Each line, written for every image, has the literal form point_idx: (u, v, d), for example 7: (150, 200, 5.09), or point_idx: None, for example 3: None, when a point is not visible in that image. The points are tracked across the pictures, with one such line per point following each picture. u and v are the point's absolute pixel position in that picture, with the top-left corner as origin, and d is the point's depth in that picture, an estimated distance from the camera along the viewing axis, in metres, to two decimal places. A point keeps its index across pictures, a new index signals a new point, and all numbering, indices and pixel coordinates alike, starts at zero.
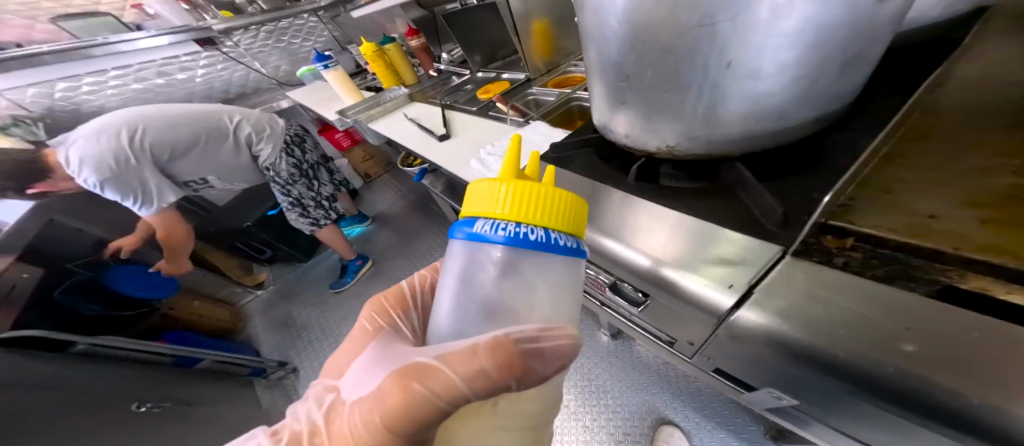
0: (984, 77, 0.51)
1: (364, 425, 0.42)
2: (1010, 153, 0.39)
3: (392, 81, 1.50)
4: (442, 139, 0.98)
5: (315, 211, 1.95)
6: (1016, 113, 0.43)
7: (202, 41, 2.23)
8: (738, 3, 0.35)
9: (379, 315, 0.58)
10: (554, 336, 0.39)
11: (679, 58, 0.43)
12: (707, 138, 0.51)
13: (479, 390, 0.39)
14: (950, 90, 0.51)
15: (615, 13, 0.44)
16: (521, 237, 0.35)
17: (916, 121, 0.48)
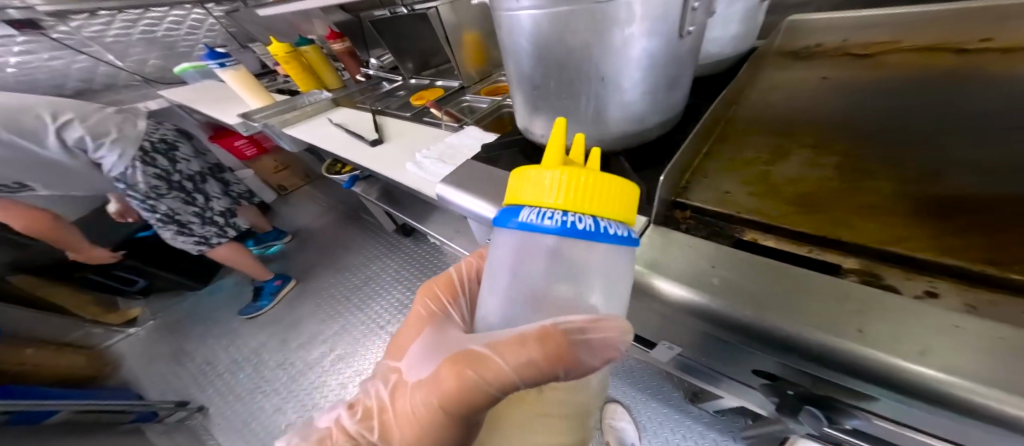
0: (767, 89, 0.71)
1: (420, 407, 0.43)
2: (773, 149, 0.56)
3: (311, 85, 1.39)
4: (375, 144, 1.00)
5: (204, 228, 1.73)
6: (781, 122, 0.61)
7: (20, 24, 1.93)
8: (600, 32, 0.47)
9: (434, 301, 0.61)
10: (600, 328, 0.39)
11: (571, 72, 0.54)
12: (598, 137, 0.62)
13: (527, 380, 0.39)
14: (746, 105, 0.68)
15: (524, 33, 0.53)
16: (572, 226, 0.32)
17: (730, 126, 0.65)
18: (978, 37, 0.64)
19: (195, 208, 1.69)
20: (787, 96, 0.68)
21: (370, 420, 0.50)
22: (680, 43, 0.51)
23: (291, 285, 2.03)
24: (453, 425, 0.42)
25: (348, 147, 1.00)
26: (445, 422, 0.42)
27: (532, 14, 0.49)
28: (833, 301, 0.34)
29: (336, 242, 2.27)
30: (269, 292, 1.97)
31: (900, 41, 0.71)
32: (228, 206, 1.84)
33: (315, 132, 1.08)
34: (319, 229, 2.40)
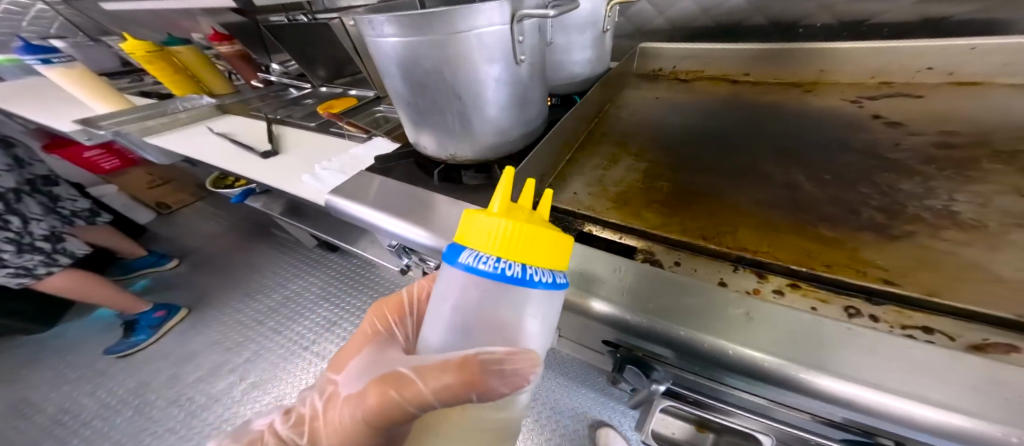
0: (623, 107, 0.83)
1: (348, 418, 0.43)
2: (614, 156, 0.65)
3: (189, 89, 1.26)
4: (265, 156, 0.88)
5: (23, 258, 1.28)
6: (623, 134, 0.72)
7: None
8: (442, 48, 0.43)
9: (381, 319, 0.57)
10: (517, 357, 0.35)
11: (429, 87, 0.48)
12: (468, 154, 0.56)
13: (442, 404, 0.37)
14: (603, 117, 0.79)
15: (385, 47, 0.45)
16: (503, 273, 0.31)
17: (589, 134, 0.74)
18: (741, 72, 0.86)
19: (9, 233, 1.23)
20: (631, 111, 0.81)
21: (302, 427, 0.48)
22: (528, 69, 0.51)
23: (180, 315, 1.76)
24: (378, 438, 0.41)
25: (233, 157, 0.90)
26: (370, 434, 0.42)
27: (393, 37, 0.43)
28: (703, 299, 0.37)
29: (239, 263, 2.03)
30: (147, 326, 1.67)
31: (703, 70, 0.90)
32: (57, 229, 1.41)
33: (193, 143, 0.98)
34: (224, 250, 2.12)
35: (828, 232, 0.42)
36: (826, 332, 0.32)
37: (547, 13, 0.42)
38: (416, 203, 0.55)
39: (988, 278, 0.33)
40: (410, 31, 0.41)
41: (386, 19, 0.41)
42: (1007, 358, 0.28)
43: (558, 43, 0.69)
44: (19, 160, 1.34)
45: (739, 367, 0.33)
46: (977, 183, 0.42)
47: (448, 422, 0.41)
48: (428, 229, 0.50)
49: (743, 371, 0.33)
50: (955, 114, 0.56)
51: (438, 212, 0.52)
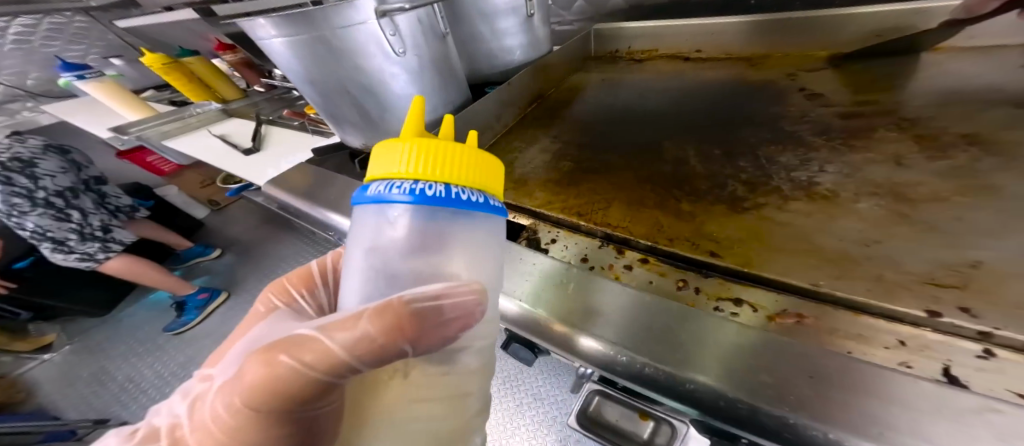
0: (569, 89, 0.82)
1: (225, 414, 0.29)
2: (534, 141, 0.67)
3: (203, 95, 1.39)
4: (248, 153, 1.00)
5: (83, 245, 1.51)
6: (553, 117, 0.73)
7: None
8: (318, 47, 0.48)
9: (279, 292, 0.43)
10: (456, 290, 0.28)
11: (323, 83, 0.53)
12: (378, 143, 0.62)
13: (366, 363, 0.27)
14: (544, 100, 0.79)
15: (275, 48, 0.50)
16: (424, 194, 0.23)
17: (521, 119, 0.75)
18: (694, 48, 0.79)
19: (71, 225, 1.45)
20: (584, 94, 0.78)
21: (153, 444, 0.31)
22: (417, 62, 0.54)
23: (221, 298, 1.83)
24: (270, 433, 0.29)
25: (223, 155, 1.03)
26: (255, 433, 0.28)
27: (277, 37, 0.47)
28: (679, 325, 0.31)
29: (269, 252, 2.02)
30: (194, 306, 1.76)
31: (656, 49, 0.84)
32: (108, 222, 1.61)
33: (194, 145, 1.12)
34: (260, 239, 2.11)
35: (686, 206, 0.43)
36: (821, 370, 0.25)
37: (403, 7, 0.47)
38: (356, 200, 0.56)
39: (805, 249, 0.33)
40: (289, 29, 0.46)
41: (263, 22, 0.45)
42: (794, 329, 0.29)
43: (483, 32, 0.72)
44: (75, 164, 1.53)
45: (696, 399, 0.28)
46: (856, 153, 0.40)
47: (379, 393, 0.29)
48: None
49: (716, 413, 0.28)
50: (885, 81, 0.51)
51: None
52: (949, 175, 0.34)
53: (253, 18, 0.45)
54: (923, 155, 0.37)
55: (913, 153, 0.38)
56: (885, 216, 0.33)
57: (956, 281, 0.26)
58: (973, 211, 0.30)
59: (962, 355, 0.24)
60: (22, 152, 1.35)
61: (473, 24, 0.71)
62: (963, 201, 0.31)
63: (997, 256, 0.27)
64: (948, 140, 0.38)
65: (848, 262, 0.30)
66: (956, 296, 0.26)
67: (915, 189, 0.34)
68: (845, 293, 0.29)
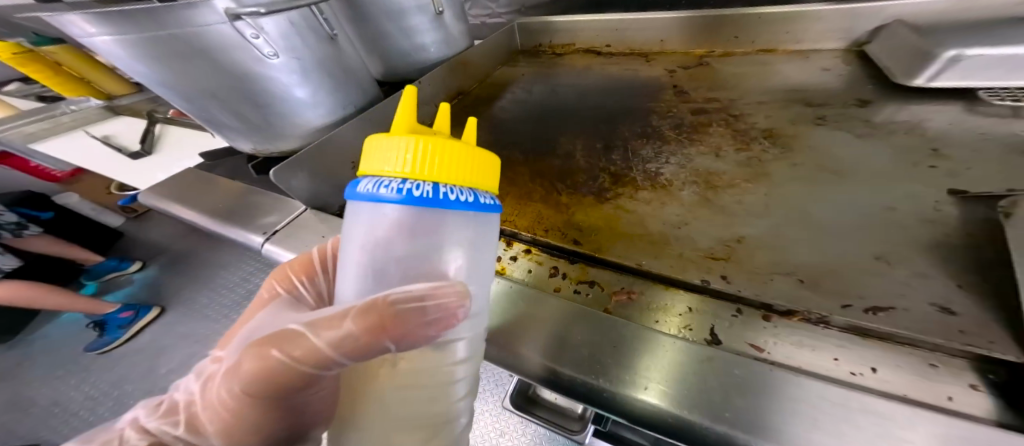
0: (492, 83, 0.83)
1: (225, 399, 0.32)
2: None
3: (80, 90, 1.15)
4: (134, 157, 0.91)
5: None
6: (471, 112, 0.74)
7: None
8: (165, 51, 0.45)
9: (282, 279, 0.43)
10: (439, 292, 0.28)
11: (185, 87, 0.52)
12: (269, 146, 0.64)
13: (349, 357, 0.29)
14: (463, 95, 0.79)
15: (105, 46, 0.46)
16: (410, 194, 0.23)
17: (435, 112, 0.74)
18: (605, 43, 0.83)
19: None
20: (508, 90, 0.79)
21: (172, 417, 0.35)
22: (296, 65, 0.54)
23: (151, 314, 1.49)
24: (264, 416, 0.32)
25: (109, 162, 0.93)
26: (258, 412, 0.31)
27: (105, 36, 0.43)
28: (568, 329, 0.33)
29: (210, 261, 1.63)
30: (116, 326, 1.44)
31: (573, 43, 0.86)
32: None
33: (72, 150, 0.98)
34: (196, 245, 1.71)
35: (564, 198, 0.48)
36: (709, 378, 0.27)
37: (259, 11, 0.44)
38: (255, 206, 0.57)
39: (638, 233, 0.39)
40: (118, 27, 0.42)
41: (80, 19, 0.41)
42: (625, 306, 0.35)
43: (390, 29, 0.70)
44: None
45: (576, 389, 0.31)
46: (693, 146, 0.48)
47: (373, 381, 0.32)
48: (262, 230, 0.53)
49: (631, 418, 0.29)
50: (734, 82, 0.59)
51: (266, 210, 0.56)
52: (744, 165, 0.42)
53: (60, 16, 0.40)
54: (734, 148, 0.45)
55: (728, 145, 0.46)
56: (696, 202, 0.40)
57: (725, 254, 0.34)
58: (749, 193, 0.38)
59: (720, 314, 0.31)
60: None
61: (380, 23, 0.69)
62: (746, 187, 0.39)
63: (752, 232, 0.35)
64: (754, 134, 0.47)
65: (663, 243, 0.37)
66: (721, 266, 0.33)
67: (720, 177, 0.42)
68: (657, 269, 0.35)
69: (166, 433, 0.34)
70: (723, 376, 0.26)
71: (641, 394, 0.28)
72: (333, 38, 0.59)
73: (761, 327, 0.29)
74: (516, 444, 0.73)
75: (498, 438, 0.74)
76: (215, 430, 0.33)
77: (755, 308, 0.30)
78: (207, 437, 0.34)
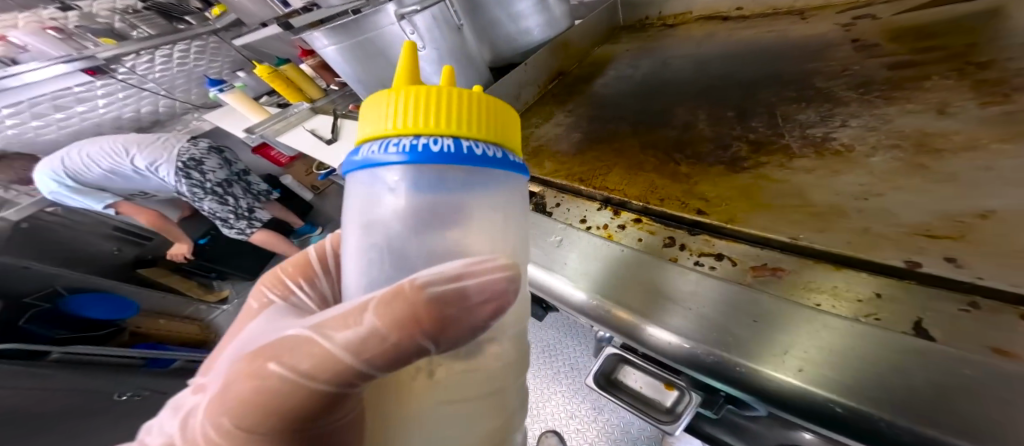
0: (606, 60, 0.78)
1: (217, 433, 0.27)
2: (569, 109, 0.67)
3: (297, 96, 1.56)
4: (329, 143, 1.21)
5: (236, 222, 1.58)
6: (585, 89, 0.72)
7: (90, 70, 1.65)
8: (361, 47, 0.62)
9: (274, 285, 0.40)
10: (477, 269, 0.25)
11: (369, 79, 0.68)
12: None
13: (378, 366, 0.25)
14: (575, 75, 0.78)
15: (328, 55, 0.64)
16: (425, 149, 0.21)
17: (552, 88, 0.77)
18: (734, 6, 0.71)
19: (228, 207, 1.52)
20: (610, 67, 0.75)
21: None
22: (436, 54, 0.65)
23: None
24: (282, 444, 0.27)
25: (310, 146, 1.24)
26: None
27: (331, 45, 0.62)
28: (667, 302, 0.32)
29: None
30: None
31: (689, 11, 0.76)
32: (255, 204, 1.65)
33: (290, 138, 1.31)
34: None
35: (684, 168, 0.42)
36: (915, 372, 0.21)
37: (416, 8, 0.58)
38: None
39: (796, 204, 0.32)
40: (337, 37, 0.60)
41: (320, 34, 0.60)
42: (770, 283, 0.29)
43: (500, 15, 0.76)
44: (227, 161, 1.55)
45: (716, 371, 0.28)
46: (893, 105, 0.36)
47: (405, 399, 0.27)
48: None
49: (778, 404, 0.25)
50: (964, 24, 0.43)
51: None
52: (999, 122, 0.30)
53: (312, 33, 0.60)
54: (976, 102, 0.33)
55: (964, 99, 0.34)
56: (900, 168, 0.30)
57: (954, 232, 0.25)
58: (1009, 157, 0.27)
59: (938, 307, 0.23)
60: (193, 153, 1.43)
61: (492, 10, 0.75)
62: (1002, 148, 0.28)
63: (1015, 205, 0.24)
64: (1018, 83, 0.33)
65: (836, 216, 0.29)
66: (945, 247, 0.24)
67: (947, 138, 0.31)
68: (825, 246, 0.28)
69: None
70: (934, 373, 0.21)
71: (771, 369, 0.25)
72: (462, 28, 0.68)
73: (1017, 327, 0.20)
74: (586, 431, 0.72)
75: (569, 420, 0.74)
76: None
77: (1006, 302, 0.21)
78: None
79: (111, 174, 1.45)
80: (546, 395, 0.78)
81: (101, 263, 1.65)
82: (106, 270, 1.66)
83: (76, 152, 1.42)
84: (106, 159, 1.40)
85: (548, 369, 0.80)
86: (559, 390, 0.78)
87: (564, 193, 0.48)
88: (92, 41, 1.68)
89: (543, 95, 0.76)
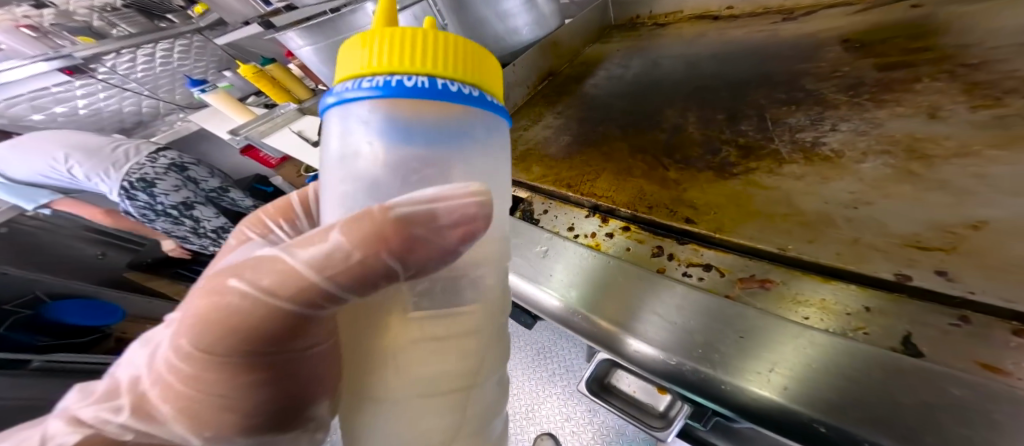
0: (596, 60, 0.77)
1: (178, 357, 0.27)
2: (557, 110, 0.66)
3: (282, 97, 1.48)
4: (316, 145, 1.19)
5: (199, 240, 1.51)
6: (574, 88, 0.71)
7: (68, 70, 1.61)
8: (337, 46, 0.62)
9: (254, 224, 0.38)
10: (452, 193, 0.22)
11: None
12: None
13: (343, 285, 0.25)
14: (564, 75, 0.77)
15: (304, 57, 0.64)
16: (398, 84, 0.20)
17: (540, 88, 0.75)
18: (724, 5, 0.70)
19: (185, 228, 1.42)
20: (601, 66, 0.74)
21: (113, 400, 0.28)
22: None
23: None
24: (239, 377, 0.27)
25: (297, 148, 1.22)
26: (223, 373, 0.27)
27: (305, 45, 0.61)
28: (644, 313, 0.31)
29: None
30: None
31: (680, 10, 0.75)
32: (227, 223, 1.52)
33: (277, 140, 1.28)
34: None
35: (673, 174, 0.41)
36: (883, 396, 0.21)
37: (394, 8, 0.59)
38: None
39: (785, 213, 0.31)
40: (312, 38, 0.60)
41: (293, 34, 0.59)
42: (758, 294, 0.28)
43: (487, 14, 0.73)
44: (191, 180, 1.37)
45: (699, 389, 0.27)
46: (882, 108, 0.36)
47: (379, 334, 0.24)
48: None
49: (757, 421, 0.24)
50: (956, 25, 0.42)
51: None
52: (988, 127, 0.29)
53: (284, 33, 0.59)
54: (967, 105, 0.32)
55: (956, 102, 0.33)
56: (888, 175, 0.29)
57: (945, 244, 0.24)
58: (999, 164, 0.26)
59: (928, 321, 0.22)
60: (146, 172, 1.27)
61: (477, 10, 0.72)
62: (994, 155, 0.27)
63: (1007, 215, 0.23)
64: (1009, 85, 0.32)
65: (824, 225, 0.28)
66: (936, 259, 0.23)
67: (938, 143, 0.30)
68: (813, 257, 0.27)
69: (104, 421, 0.27)
70: (926, 394, 0.19)
71: (753, 385, 0.25)
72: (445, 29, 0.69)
73: (1008, 342, 0.19)
74: (581, 435, 0.70)
75: (565, 422, 0.73)
76: (184, 400, 0.28)
77: (997, 317, 0.20)
78: (172, 414, 0.28)
79: (43, 177, 1.32)
80: (539, 396, 0.77)
81: (89, 268, 1.60)
82: (91, 275, 1.60)
83: (7, 150, 1.27)
84: (37, 162, 1.26)
85: (542, 371, 0.79)
86: (555, 392, 0.76)
87: (554, 199, 0.47)
88: (69, 40, 1.61)
89: (533, 94, 0.75)
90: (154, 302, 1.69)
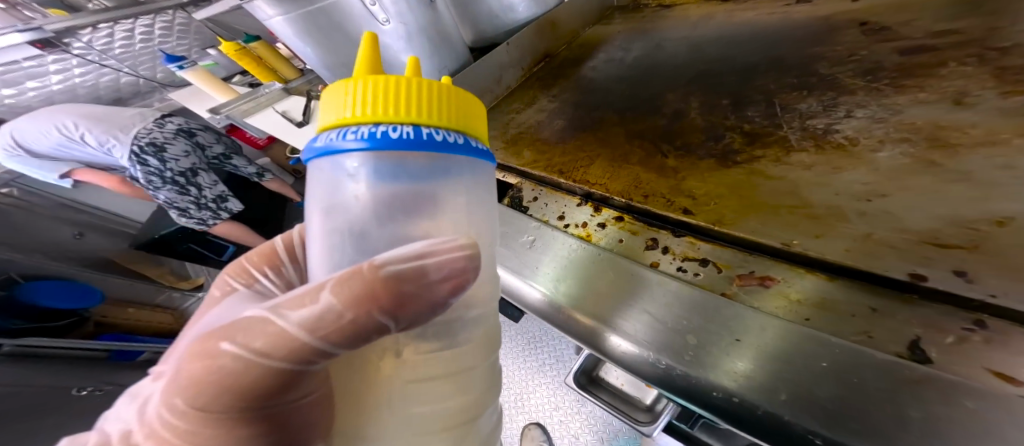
0: (595, 42, 0.73)
1: (173, 415, 0.23)
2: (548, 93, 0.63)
3: (269, 76, 1.41)
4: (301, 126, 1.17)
5: (199, 212, 1.41)
6: (569, 71, 0.68)
7: (39, 43, 1.52)
8: (313, 16, 0.58)
9: (237, 273, 0.34)
10: (440, 248, 0.20)
11: (331, 57, 0.65)
12: None
13: (337, 344, 0.21)
14: (560, 57, 0.73)
15: (279, 29, 0.59)
16: (383, 137, 0.17)
17: (535, 70, 0.72)
18: None
19: (188, 198, 1.34)
20: (600, 49, 0.70)
21: None
22: (403, 29, 0.61)
23: None
24: (235, 431, 0.23)
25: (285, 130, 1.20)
26: (223, 430, 0.23)
27: (277, 15, 0.57)
28: (631, 307, 0.29)
29: None
30: None
31: None
32: (225, 190, 1.45)
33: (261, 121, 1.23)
34: None
35: (671, 161, 0.39)
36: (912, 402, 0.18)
37: None
38: None
39: (792, 205, 0.28)
40: (282, 6, 0.56)
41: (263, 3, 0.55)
42: (756, 292, 0.26)
43: None
44: (199, 146, 1.34)
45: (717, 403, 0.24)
46: (903, 94, 0.33)
47: (373, 383, 0.22)
48: None
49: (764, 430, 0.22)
50: (987, 7, 0.39)
51: None
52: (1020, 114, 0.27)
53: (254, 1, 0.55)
54: (997, 91, 0.29)
55: (984, 88, 0.30)
56: (907, 166, 0.27)
57: (968, 242, 0.21)
58: None
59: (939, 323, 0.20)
60: (155, 137, 1.23)
61: None
62: None
63: None
64: None
65: (836, 220, 0.26)
66: (956, 258, 0.21)
67: (963, 132, 0.27)
68: (821, 253, 0.25)
69: None
70: (935, 404, 0.17)
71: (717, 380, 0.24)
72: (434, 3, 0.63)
73: None
74: (569, 426, 0.70)
75: (553, 412, 0.72)
76: None
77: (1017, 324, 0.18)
78: None
79: (65, 149, 1.25)
80: (528, 384, 0.75)
81: (62, 249, 1.54)
82: (73, 258, 1.56)
83: (24, 125, 1.23)
84: (50, 132, 1.21)
85: (531, 360, 0.78)
86: (545, 383, 0.75)
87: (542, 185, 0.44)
88: (39, 12, 1.54)
89: (527, 75, 0.71)
90: (137, 285, 1.65)
